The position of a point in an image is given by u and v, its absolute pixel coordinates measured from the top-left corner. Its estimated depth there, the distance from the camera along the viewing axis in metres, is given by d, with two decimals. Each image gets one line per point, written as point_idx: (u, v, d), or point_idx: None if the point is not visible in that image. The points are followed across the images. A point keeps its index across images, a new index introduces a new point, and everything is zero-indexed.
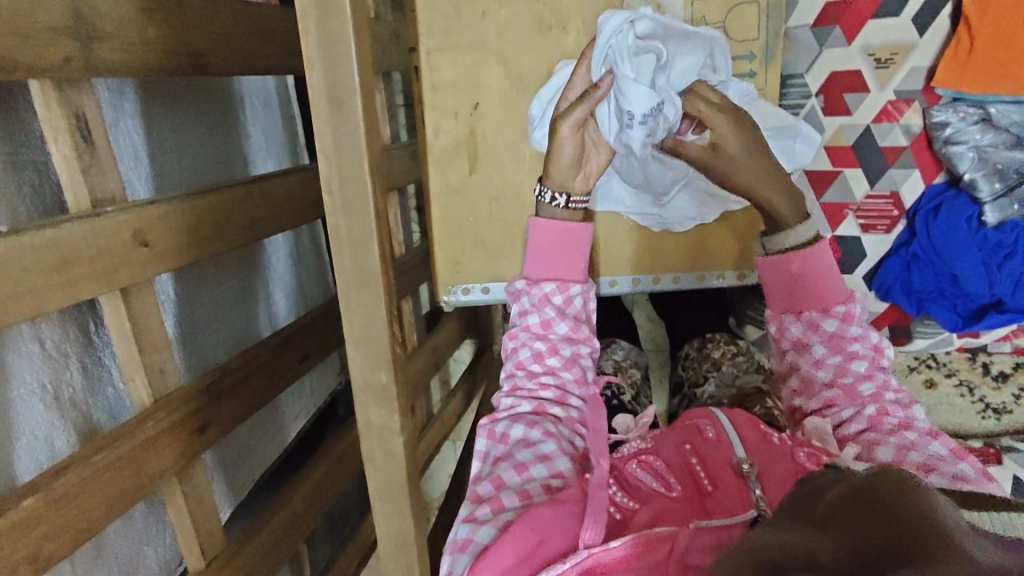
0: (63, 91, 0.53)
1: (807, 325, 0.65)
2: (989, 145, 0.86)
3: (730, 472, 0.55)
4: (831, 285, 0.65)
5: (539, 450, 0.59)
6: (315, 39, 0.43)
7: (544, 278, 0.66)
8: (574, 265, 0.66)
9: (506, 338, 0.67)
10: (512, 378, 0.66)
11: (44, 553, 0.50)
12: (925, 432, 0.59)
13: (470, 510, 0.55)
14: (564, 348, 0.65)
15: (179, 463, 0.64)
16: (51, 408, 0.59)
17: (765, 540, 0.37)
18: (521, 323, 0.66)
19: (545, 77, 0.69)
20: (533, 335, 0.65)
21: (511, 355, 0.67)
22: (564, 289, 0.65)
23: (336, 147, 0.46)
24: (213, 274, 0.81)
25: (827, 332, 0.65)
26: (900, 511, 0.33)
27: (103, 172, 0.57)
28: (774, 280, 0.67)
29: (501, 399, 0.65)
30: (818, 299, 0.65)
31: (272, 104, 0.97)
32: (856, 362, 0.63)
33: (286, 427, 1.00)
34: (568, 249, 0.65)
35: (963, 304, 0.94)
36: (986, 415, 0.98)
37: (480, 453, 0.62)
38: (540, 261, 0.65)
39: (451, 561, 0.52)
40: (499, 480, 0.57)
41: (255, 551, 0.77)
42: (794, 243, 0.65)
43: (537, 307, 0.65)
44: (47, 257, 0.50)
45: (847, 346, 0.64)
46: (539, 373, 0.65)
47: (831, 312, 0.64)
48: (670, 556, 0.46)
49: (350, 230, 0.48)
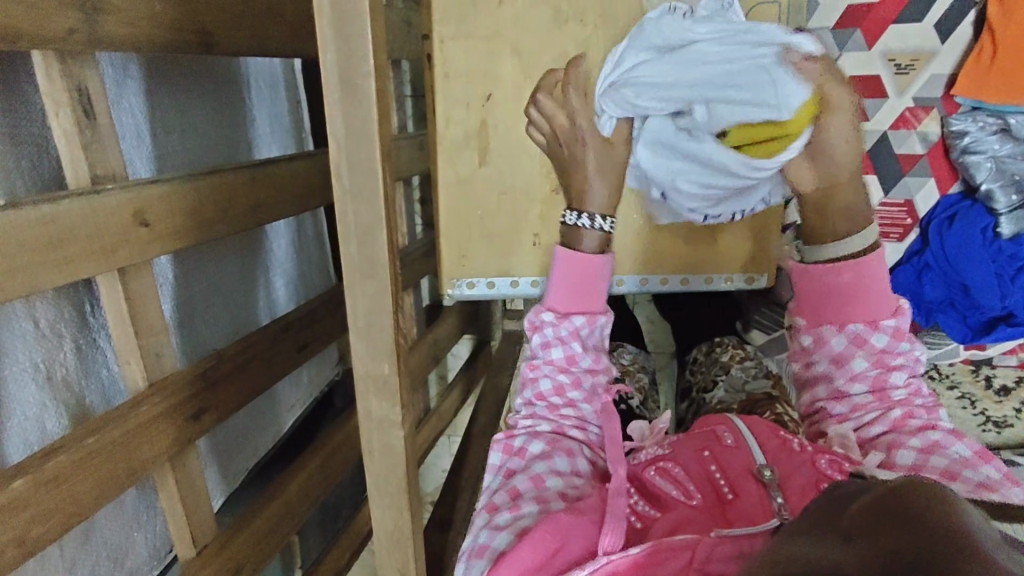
0: (66, 64, 0.51)
1: (852, 338, 0.63)
2: (1008, 155, 0.85)
3: (751, 480, 0.54)
4: (877, 295, 0.62)
5: (555, 465, 0.59)
6: (330, 19, 0.41)
7: (572, 310, 0.63)
8: (600, 298, 0.63)
9: (525, 367, 0.65)
10: (530, 406, 0.64)
11: (32, 535, 0.49)
12: (950, 432, 0.60)
13: (487, 517, 0.56)
14: (586, 380, 0.64)
15: (172, 449, 0.63)
16: (43, 388, 0.58)
17: (793, 552, 0.38)
18: (542, 355, 0.64)
19: (559, 70, 0.68)
20: (557, 367, 0.63)
21: (530, 384, 0.65)
22: (592, 322, 0.63)
23: (347, 132, 0.45)
24: (213, 258, 0.80)
25: (874, 347, 0.62)
26: (925, 526, 0.33)
27: (104, 149, 0.55)
28: (816, 288, 0.63)
29: (518, 420, 0.64)
30: (865, 310, 0.62)
31: (278, 88, 0.95)
32: (894, 374, 0.63)
33: (281, 416, 0.99)
34: (595, 283, 0.63)
35: (973, 316, 0.92)
36: (986, 428, 0.96)
37: (494, 467, 0.62)
38: (566, 292, 0.62)
39: (468, 566, 0.53)
40: (515, 490, 0.57)
41: (247, 540, 0.76)
42: (839, 251, 0.62)
43: (563, 340, 0.63)
44: (44, 233, 0.48)
45: (890, 359, 0.63)
46: (559, 404, 0.64)
47: (879, 326, 0.62)
48: (690, 564, 0.46)
49: (358, 217, 0.47)
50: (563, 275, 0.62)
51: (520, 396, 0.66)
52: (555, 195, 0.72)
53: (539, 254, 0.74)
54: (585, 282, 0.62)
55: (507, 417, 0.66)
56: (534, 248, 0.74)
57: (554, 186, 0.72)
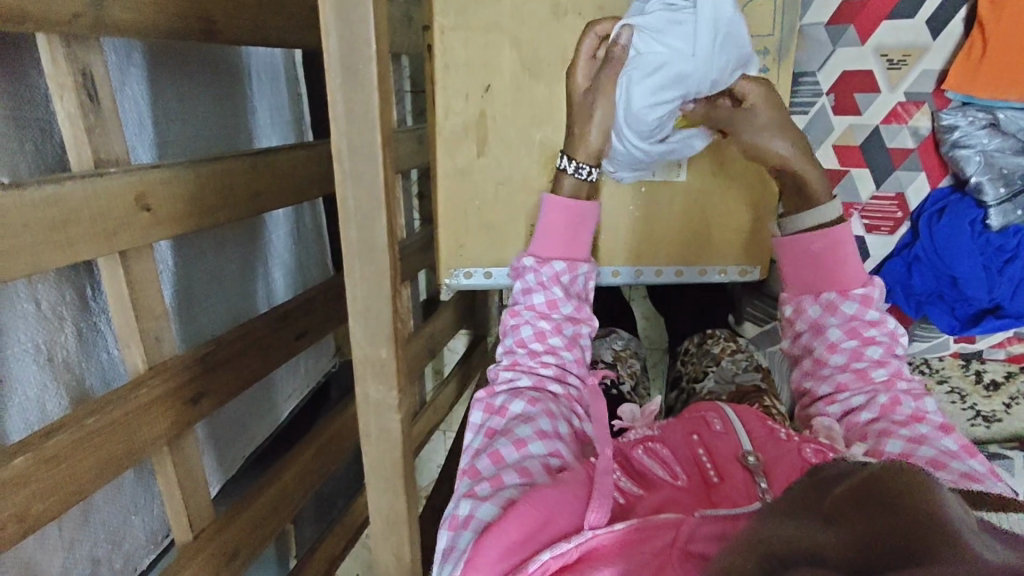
0: (71, 48, 0.52)
1: (825, 306, 0.68)
2: (996, 150, 0.86)
3: (735, 463, 0.56)
4: (851, 267, 0.67)
5: (539, 426, 0.60)
6: (332, 4, 0.42)
7: (553, 256, 0.69)
8: (582, 244, 0.69)
9: (507, 315, 0.69)
10: (511, 354, 0.68)
11: (34, 511, 0.49)
12: (937, 426, 0.61)
13: (469, 486, 0.56)
14: (567, 327, 0.68)
15: (171, 431, 0.64)
16: (44, 369, 0.59)
17: (774, 535, 0.38)
18: (523, 301, 0.68)
19: (556, 62, 0.69)
20: (538, 313, 0.67)
21: (512, 332, 0.68)
22: (572, 269, 0.69)
23: (347, 116, 0.45)
24: (213, 245, 0.81)
25: (846, 315, 0.67)
26: (905, 509, 0.34)
27: (107, 134, 0.56)
28: (796, 259, 0.69)
29: (500, 371, 0.67)
30: (840, 278, 0.67)
31: (279, 79, 0.96)
32: (871, 347, 0.65)
33: (278, 405, 0.99)
34: (577, 228, 0.69)
35: (961, 308, 0.94)
36: (975, 422, 0.97)
37: (475, 425, 0.63)
38: (548, 239, 0.68)
39: (452, 537, 0.53)
40: (498, 456, 0.58)
41: (244, 526, 0.76)
42: (818, 221, 0.68)
43: (544, 285, 0.68)
44: (47, 214, 0.49)
45: (864, 331, 0.66)
46: (540, 351, 0.67)
47: (850, 294, 0.67)
48: (674, 543, 0.46)
49: (357, 202, 0.48)
50: (547, 221, 0.67)
51: (502, 345, 0.69)
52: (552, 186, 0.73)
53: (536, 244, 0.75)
54: (568, 229, 0.68)
55: (489, 369, 0.68)
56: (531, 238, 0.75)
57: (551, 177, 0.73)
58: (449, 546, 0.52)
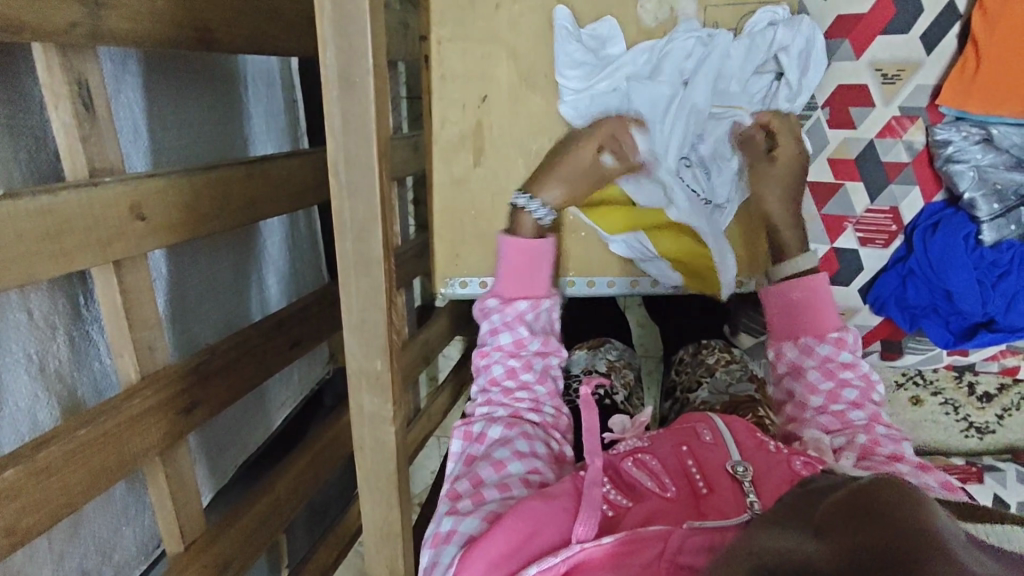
0: (67, 57, 0.52)
1: (802, 351, 0.73)
2: (990, 165, 0.88)
3: (725, 477, 0.56)
4: (823, 313, 0.73)
5: (516, 447, 0.61)
6: (330, 17, 0.42)
7: (517, 295, 0.69)
8: (543, 279, 0.69)
9: (477, 356, 0.69)
10: (485, 393, 0.68)
11: (23, 525, 0.49)
12: (916, 464, 0.63)
13: (451, 506, 0.57)
14: (536, 362, 0.68)
15: (164, 442, 0.63)
16: (36, 379, 0.58)
17: (765, 545, 0.38)
18: (491, 341, 0.68)
19: (554, 73, 0.69)
20: (506, 352, 0.68)
21: (483, 372, 0.69)
22: (535, 305, 0.69)
23: (344, 128, 0.45)
24: (208, 253, 0.80)
25: (821, 357, 0.72)
26: (896, 522, 0.33)
27: (102, 142, 0.55)
28: (773, 305, 0.76)
29: (475, 409, 0.67)
30: (815, 325, 0.73)
31: (275, 86, 0.96)
32: (846, 389, 0.70)
33: (271, 413, 0.99)
34: (538, 267, 0.69)
35: (955, 322, 0.95)
36: (969, 434, 1.03)
37: (456, 455, 0.64)
38: (511, 278, 0.69)
39: (434, 554, 0.54)
40: (478, 477, 0.59)
41: (236, 536, 0.76)
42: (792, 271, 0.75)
43: (510, 324, 0.68)
44: (41, 225, 0.48)
45: (839, 372, 0.71)
46: (513, 388, 0.67)
47: (824, 338, 0.72)
48: (663, 555, 0.46)
49: (354, 214, 0.48)
50: (507, 263, 0.68)
51: (475, 385, 0.70)
52: None
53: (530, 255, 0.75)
54: (529, 268, 0.69)
55: (464, 410, 0.68)
56: None
57: None
58: (434, 562, 0.53)
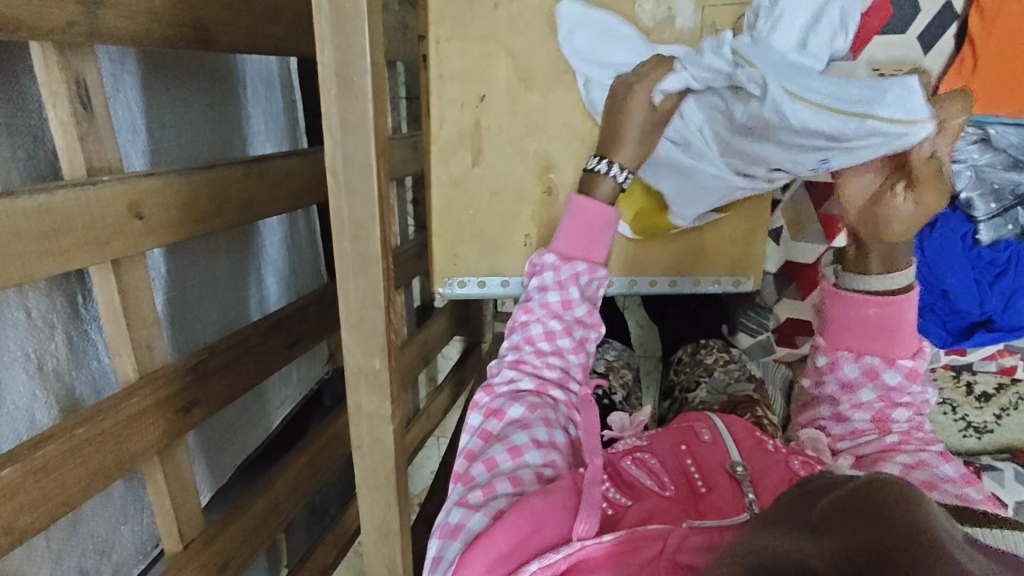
0: (65, 56, 0.52)
1: (865, 369, 0.67)
2: (987, 164, 0.88)
3: (723, 475, 0.57)
4: (903, 338, 0.65)
5: (534, 435, 0.60)
6: (328, 15, 0.42)
7: (574, 255, 0.65)
8: (604, 250, 0.65)
9: (518, 311, 0.66)
10: (518, 351, 0.66)
11: (20, 524, 0.49)
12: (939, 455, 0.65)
13: (462, 494, 0.57)
14: (576, 330, 0.66)
15: (162, 442, 0.63)
16: (34, 378, 0.58)
17: (764, 544, 0.38)
18: (539, 297, 0.65)
19: (553, 72, 0.69)
20: (551, 312, 0.65)
21: (520, 328, 0.67)
22: (593, 271, 0.65)
23: (343, 127, 0.45)
24: (206, 253, 0.80)
25: (885, 382, 0.66)
26: (892, 520, 0.34)
27: (100, 141, 0.55)
28: (846, 317, 0.66)
29: (504, 368, 0.66)
30: (888, 348, 0.66)
31: (274, 86, 0.96)
32: (899, 410, 0.66)
33: (270, 413, 0.99)
34: (600, 237, 0.64)
35: (953, 321, 0.95)
36: (966, 433, 1.03)
37: (475, 429, 0.64)
38: (574, 241, 0.64)
39: (441, 546, 0.54)
40: (492, 462, 0.58)
41: (234, 536, 0.75)
42: (884, 288, 0.64)
43: (561, 285, 0.65)
44: (39, 224, 0.48)
45: (898, 397, 0.66)
46: (547, 351, 0.66)
47: (895, 364, 0.66)
48: (662, 554, 0.47)
49: (352, 212, 0.48)
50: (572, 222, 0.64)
51: (508, 340, 0.68)
52: (546, 196, 0.73)
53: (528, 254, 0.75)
54: (592, 236, 0.64)
55: (492, 361, 0.67)
56: (525, 248, 0.75)
57: (546, 188, 0.73)
58: (439, 555, 0.53)
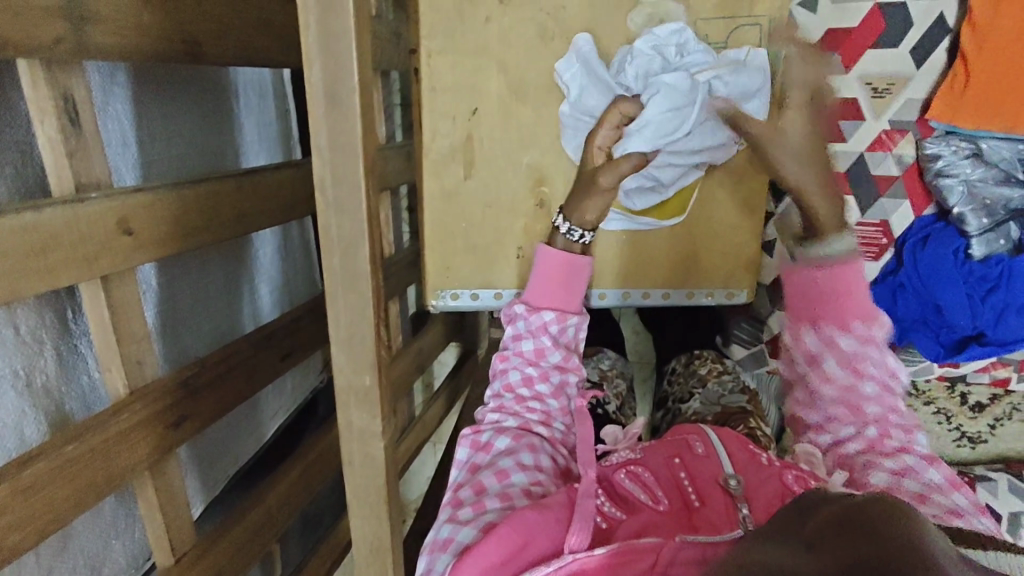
0: (52, 72, 0.52)
1: (824, 341, 0.68)
2: (979, 179, 0.88)
3: (718, 489, 0.56)
4: (851, 302, 0.66)
5: (520, 459, 0.62)
6: (315, 35, 0.42)
7: (544, 304, 0.69)
8: (575, 297, 0.69)
9: (496, 358, 0.70)
10: (498, 398, 0.69)
11: (9, 541, 0.49)
12: (923, 457, 0.63)
13: (451, 512, 0.57)
14: (553, 375, 0.69)
15: (152, 457, 0.63)
16: (23, 394, 0.58)
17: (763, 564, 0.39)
18: (512, 347, 0.69)
19: (545, 85, 0.69)
20: (526, 359, 0.68)
21: (500, 375, 0.70)
22: (561, 319, 0.69)
23: (331, 146, 0.45)
24: (198, 265, 0.80)
25: (845, 352, 0.67)
26: (881, 536, 0.33)
27: (88, 158, 0.55)
28: (798, 290, 0.68)
29: (487, 413, 0.69)
30: (841, 313, 0.67)
31: (267, 96, 0.96)
32: (867, 385, 0.66)
33: (264, 423, 0.99)
34: (573, 282, 0.69)
35: (945, 335, 0.94)
36: (961, 443, 1.03)
37: (462, 462, 0.65)
38: (541, 287, 0.69)
39: (430, 560, 0.54)
40: (480, 485, 0.59)
41: (225, 549, 0.75)
42: (821, 255, 0.66)
43: (533, 333, 0.69)
44: (26, 242, 0.48)
45: (862, 367, 0.67)
46: (526, 397, 0.68)
47: (849, 330, 0.66)
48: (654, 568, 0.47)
49: (341, 230, 0.48)
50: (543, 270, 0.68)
51: (490, 388, 0.71)
52: (539, 209, 0.73)
53: (521, 267, 0.75)
54: (564, 279, 0.69)
55: (475, 411, 0.70)
56: (517, 260, 0.75)
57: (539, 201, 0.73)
58: (428, 569, 0.53)
